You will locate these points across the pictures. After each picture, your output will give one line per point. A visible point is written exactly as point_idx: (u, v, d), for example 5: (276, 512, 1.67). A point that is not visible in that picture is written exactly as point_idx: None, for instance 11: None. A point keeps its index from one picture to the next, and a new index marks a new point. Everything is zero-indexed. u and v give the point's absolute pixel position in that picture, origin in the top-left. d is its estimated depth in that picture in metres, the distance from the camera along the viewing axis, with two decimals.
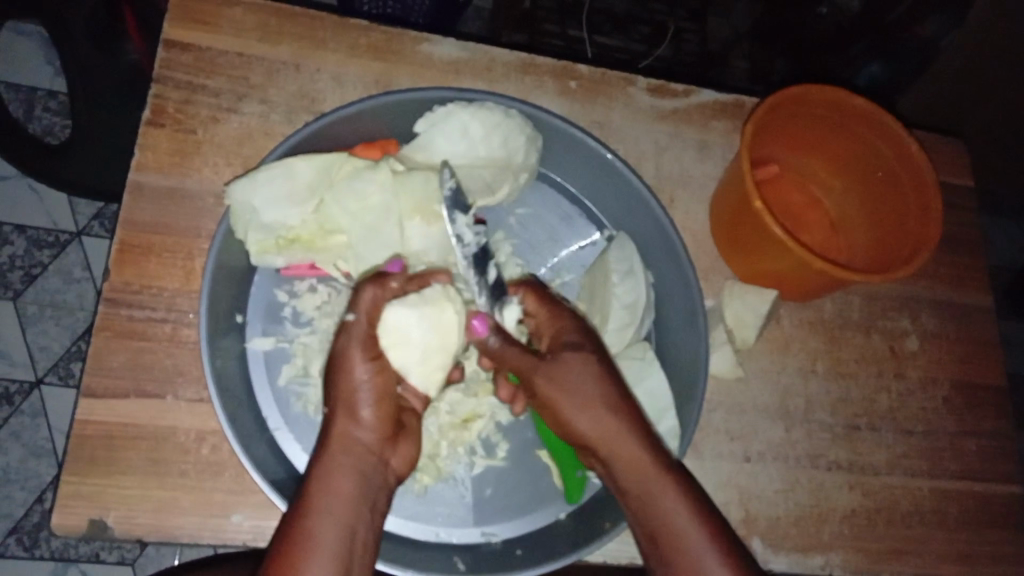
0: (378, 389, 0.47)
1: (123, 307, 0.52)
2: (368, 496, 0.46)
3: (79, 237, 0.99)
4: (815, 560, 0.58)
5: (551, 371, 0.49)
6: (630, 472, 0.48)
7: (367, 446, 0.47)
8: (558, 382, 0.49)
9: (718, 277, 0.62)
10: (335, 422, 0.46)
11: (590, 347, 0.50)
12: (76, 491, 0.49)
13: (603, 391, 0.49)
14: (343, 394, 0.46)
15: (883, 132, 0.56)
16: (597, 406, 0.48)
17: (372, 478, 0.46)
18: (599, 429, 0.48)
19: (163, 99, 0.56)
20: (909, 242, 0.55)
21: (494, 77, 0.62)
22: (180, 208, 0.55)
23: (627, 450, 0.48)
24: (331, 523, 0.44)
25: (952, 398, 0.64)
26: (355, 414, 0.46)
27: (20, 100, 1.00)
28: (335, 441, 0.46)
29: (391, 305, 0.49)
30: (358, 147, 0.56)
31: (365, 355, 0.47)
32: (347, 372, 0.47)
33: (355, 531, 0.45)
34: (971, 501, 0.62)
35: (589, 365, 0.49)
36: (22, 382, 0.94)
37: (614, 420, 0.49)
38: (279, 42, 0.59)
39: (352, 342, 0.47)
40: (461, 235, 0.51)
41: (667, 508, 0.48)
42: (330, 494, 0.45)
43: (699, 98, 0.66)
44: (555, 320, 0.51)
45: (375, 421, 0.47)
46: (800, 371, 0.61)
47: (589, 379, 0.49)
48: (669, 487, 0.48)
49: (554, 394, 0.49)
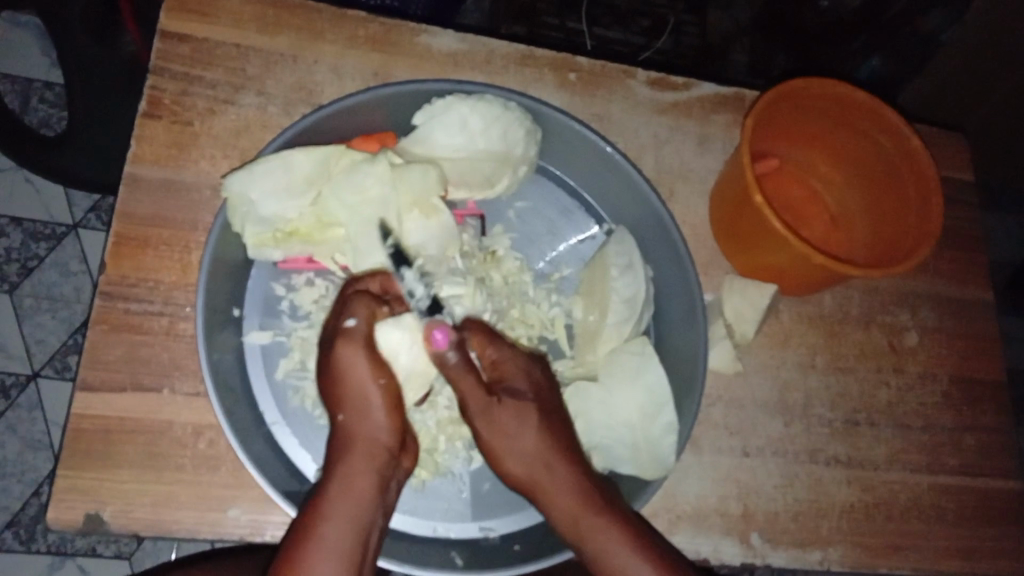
0: (389, 395, 0.48)
1: (120, 300, 0.52)
2: (382, 499, 0.47)
3: (76, 230, 0.98)
4: (813, 554, 0.58)
5: (490, 416, 0.49)
6: (566, 516, 0.49)
7: (384, 449, 0.48)
8: (498, 429, 0.49)
9: (718, 270, 0.61)
10: (355, 426, 0.48)
11: (531, 397, 0.50)
12: (73, 485, 0.49)
13: (544, 444, 0.49)
14: (358, 399, 0.47)
15: (883, 126, 0.56)
16: (531, 456, 0.49)
17: (385, 481, 0.48)
18: (532, 476, 0.49)
19: (159, 91, 0.55)
20: (911, 236, 0.54)
21: (493, 69, 0.62)
22: (176, 200, 0.54)
23: (560, 496, 0.49)
24: (342, 524, 0.46)
25: (952, 393, 0.64)
26: (372, 418, 0.48)
27: (16, 91, 0.99)
28: (353, 443, 0.47)
29: (384, 325, 0.49)
30: (356, 140, 0.55)
31: (373, 364, 0.47)
32: (361, 381, 0.47)
33: (366, 533, 0.46)
34: (970, 496, 0.62)
35: (526, 415, 0.49)
36: (18, 375, 0.93)
37: (546, 471, 0.49)
38: (276, 33, 0.58)
39: (360, 351, 0.47)
40: (412, 290, 0.52)
41: (599, 546, 0.49)
42: (345, 496, 0.46)
43: (699, 91, 0.65)
44: (496, 365, 0.50)
45: (389, 426, 0.48)
46: (799, 366, 0.61)
47: (528, 428, 0.49)
48: (604, 529, 0.49)
49: (493, 438, 0.49)
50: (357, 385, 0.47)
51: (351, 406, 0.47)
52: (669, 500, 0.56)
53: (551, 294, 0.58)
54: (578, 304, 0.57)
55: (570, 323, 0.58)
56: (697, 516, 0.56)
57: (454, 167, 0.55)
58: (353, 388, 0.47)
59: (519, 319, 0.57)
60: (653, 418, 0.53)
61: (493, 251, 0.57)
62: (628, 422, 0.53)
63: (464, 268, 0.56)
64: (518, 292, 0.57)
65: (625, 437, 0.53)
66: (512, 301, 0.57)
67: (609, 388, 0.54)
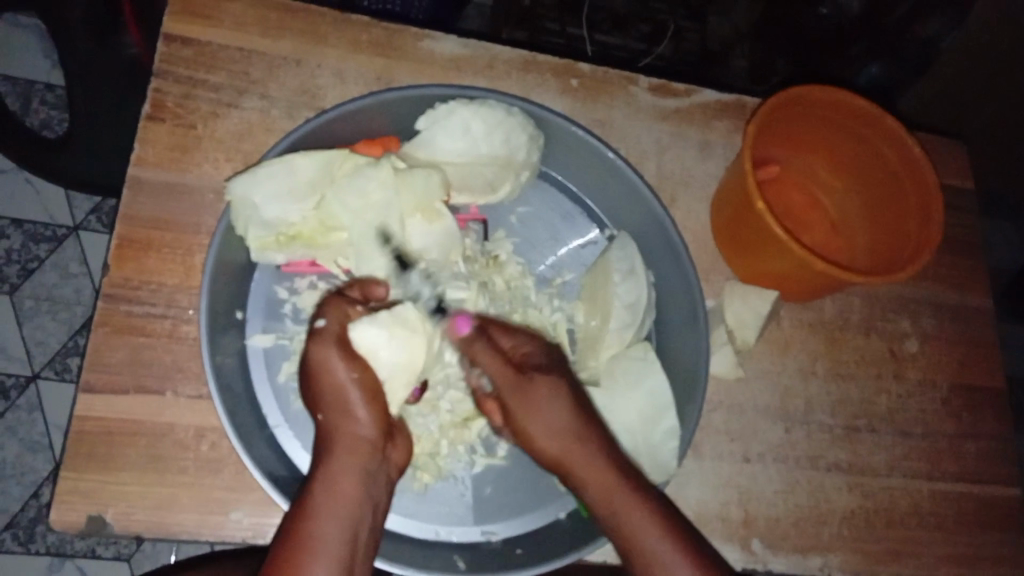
0: (367, 391, 0.49)
1: (123, 302, 0.52)
2: (369, 494, 0.48)
3: (77, 232, 0.98)
4: (814, 560, 0.58)
5: (522, 397, 0.51)
6: (598, 494, 0.50)
7: (367, 444, 0.48)
8: (529, 409, 0.51)
9: (719, 276, 0.62)
10: (336, 424, 0.48)
11: (558, 373, 0.52)
12: (75, 487, 0.49)
13: (574, 419, 0.50)
14: (335, 397, 0.48)
15: (885, 134, 0.56)
16: (564, 433, 0.50)
17: (371, 477, 0.48)
18: (565, 453, 0.50)
19: (163, 94, 0.56)
20: (911, 244, 0.55)
21: (496, 74, 0.62)
22: (180, 203, 0.54)
23: (591, 473, 0.50)
24: (331, 522, 0.46)
25: (952, 399, 0.64)
26: (353, 414, 0.48)
27: (18, 93, 0.99)
28: (335, 442, 0.48)
29: (358, 324, 0.48)
30: (359, 144, 0.55)
31: (347, 359, 0.48)
32: (339, 379, 0.48)
33: (357, 529, 0.47)
34: (970, 502, 0.62)
35: (557, 391, 0.51)
36: (18, 376, 0.93)
37: (578, 446, 0.50)
38: (280, 38, 0.58)
39: (330, 348, 0.48)
40: (416, 291, 0.54)
41: (634, 524, 0.48)
42: (332, 494, 0.47)
43: (701, 97, 0.65)
44: (520, 347, 0.53)
45: (369, 421, 0.49)
46: (800, 372, 0.61)
47: (557, 404, 0.51)
48: (636, 505, 0.49)
49: (526, 418, 0.51)
50: (332, 384, 0.48)
51: (328, 406, 0.48)
52: None
53: (552, 299, 0.58)
54: (580, 309, 0.57)
55: (572, 328, 0.58)
56: (698, 521, 0.56)
57: (457, 172, 0.56)
58: (330, 387, 0.48)
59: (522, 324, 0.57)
60: (653, 423, 0.53)
61: (495, 256, 0.57)
62: (628, 426, 0.54)
63: (467, 272, 0.56)
64: (521, 297, 0.57)
65: (627, 440, 0.54)
66: (514, 306, 0.57)
67: (613, 392, 0.54)
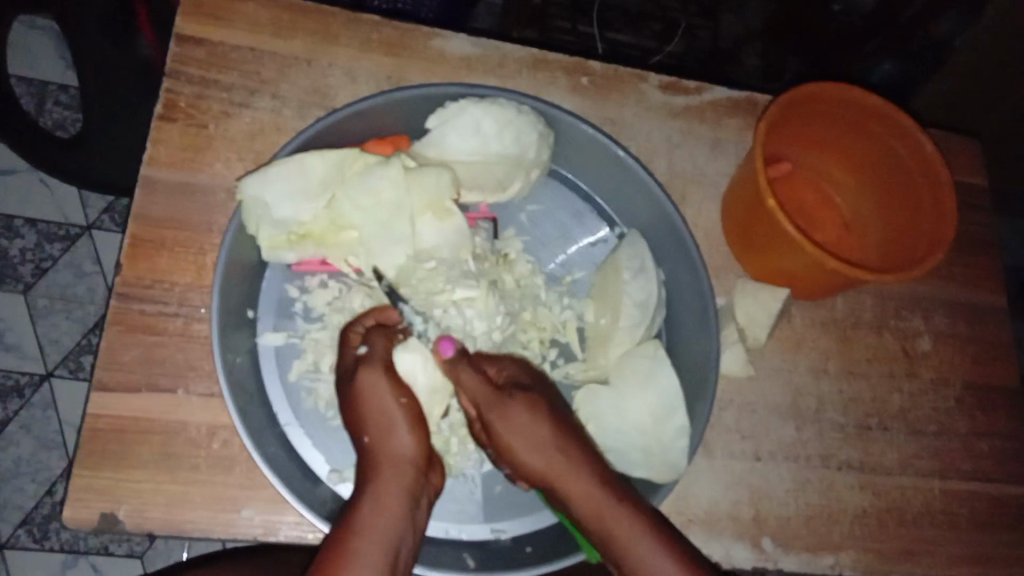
0: (411, 414, 0.50)
1: (135, 301, 0.52)
2: (413, 517, 0.48)
3: (90, 231, 0.99)
4: (825, 559, 0.57)
5: (503, 410, 0.50)
6: (586, 505, 0.48)
7: (413, 466, 0.49)
8: (515, 429, 0.50)
9: (730, 275, 0.61)
10: (381, 447, 0.49)
11: (538, 392, 0.51)
12: (88, 485, 0.49)
13: (556, 434, 0.50)
14: (381, 419, 0.49)
15: (899, 132, 0.56)
16: (549, 448, 0.49)
17: (417, 497, 0.48)
18: (551, 465, 0.49)
19: (175, 94, 0.56)
20: (925, 241, 0.54)
21: (506, 73, 0.62)
22: (192, 202, 0.55)
23: (579, 488, 0.49)
24: (377, 538, 0.46)
25: (965, 398, 0.64)
26: (398, 437, 0.49)
27: (32, 93, 1.01)
28: (382, 462, 0.49)
29: (400, 350, 0.52)
30: (369, 143, 0.56)
31: (395, 386, 0.50)
32: (382, 400, 0.49)
33: (398, 549, 0.47)
34: (982, 502, 0.62)
35: (538, 409, 0.50)
36: (32, 374, 0.94)
37: (563, 458, 0.50)
38: (291, 37, 0.58)
39: (380, 374, 0.50)
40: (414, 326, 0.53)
41: (626, 536, 0.48)
42: (377, 513, 0.47)
43: (712, 95, 0.65)
44: (500, 370, 0.52)
45: (414, 442, 0.50)
46: (811, 371, 0.61)
47: (540, 422, 0.50)
48: (626, 515, 0.48)
49: (509, 437, 0.50)
50: (379, 407, 0.49)
51: (375, 427, 0.49)
52: (682, 503, 0.56)
53: (563, 297, 0.58)
54: (590, 307, 0.57)
55: (582, 326, 0.58)
56: (708, 520, 0.56)
57: (467, 171, 0.56)
58: (375, 411, 0.49)
59: (532, 323, 0.57)
60: (664, 422, 0.53)
61: (505, 254, 0.57)
62: (641, 425, 0.53)
63: (477, 271, 0.55)
64: (531, 296, 0.57)
65: (636, 440, 0.53)
66: (524, 305, 0.57)
67: (621, 391, 0.54)
